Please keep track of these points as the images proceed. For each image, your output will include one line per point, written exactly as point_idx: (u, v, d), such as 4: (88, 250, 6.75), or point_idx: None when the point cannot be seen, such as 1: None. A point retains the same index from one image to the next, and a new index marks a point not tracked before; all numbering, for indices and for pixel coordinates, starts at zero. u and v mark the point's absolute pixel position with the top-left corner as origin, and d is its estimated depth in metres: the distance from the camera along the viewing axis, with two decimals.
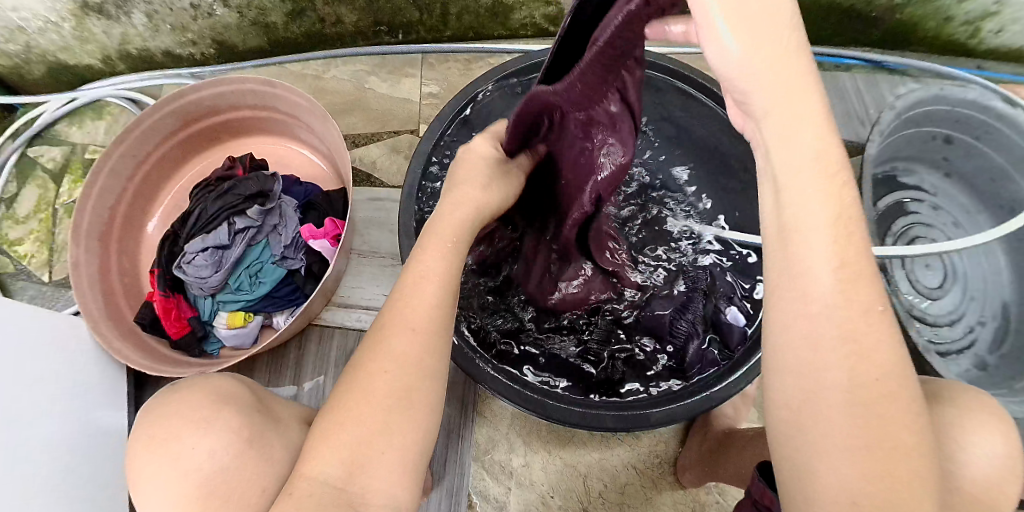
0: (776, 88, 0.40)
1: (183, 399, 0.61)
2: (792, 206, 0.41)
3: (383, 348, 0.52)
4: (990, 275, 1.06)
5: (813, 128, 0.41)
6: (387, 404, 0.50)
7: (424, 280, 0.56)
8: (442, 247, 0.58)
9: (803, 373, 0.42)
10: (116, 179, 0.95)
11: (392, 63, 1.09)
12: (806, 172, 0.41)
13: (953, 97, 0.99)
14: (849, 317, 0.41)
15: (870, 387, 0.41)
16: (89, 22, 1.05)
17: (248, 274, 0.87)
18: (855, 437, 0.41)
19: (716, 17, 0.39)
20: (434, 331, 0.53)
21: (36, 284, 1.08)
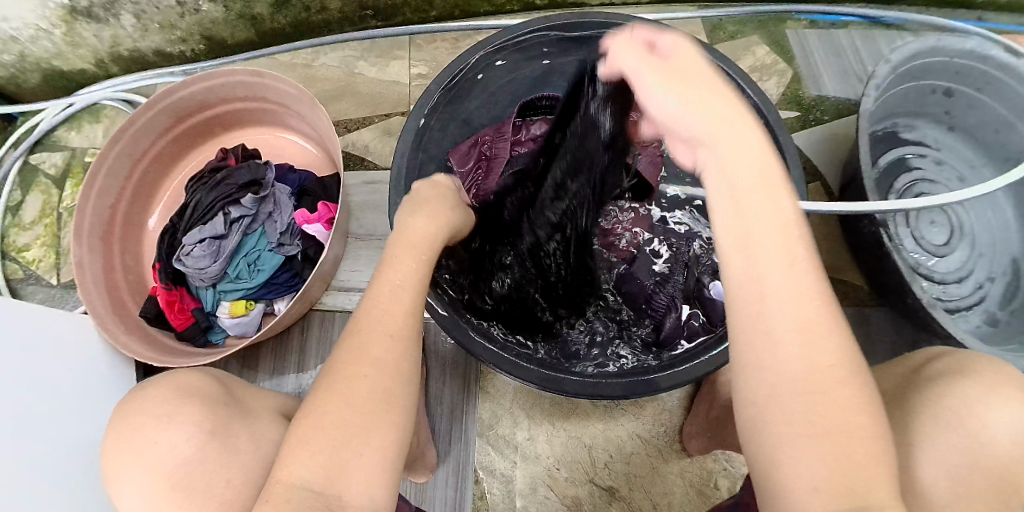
0: (712, 120, 0.48)
1: (153, 394, 0.63)
2: (739, 205, 0.46)
3: (359, 356, 0.52)
4: (997, 229, 1.05)
5: (752, 149, 0.47)
6: (366, 402, 0.50)
7: (399, 289, 0.57)
8: (416, 260, 0.61)
9: (763, 366, 0.43)
10: (114, 178, 0.96)
11: (381, 47, 1.09)
12: (744, 161, 0.47)
13: (952, 48, 0.95)
14: (804, 318, 0.42)
15: (821, 377, 0.42)
16: (79, 27, 1.06)
17: (247, 262, 0.88)
18: (808, 422, 0.41)
19: (658, 86, 0.50)
20: (408, 337, 0.55)
21: (45, 287, 1.10)
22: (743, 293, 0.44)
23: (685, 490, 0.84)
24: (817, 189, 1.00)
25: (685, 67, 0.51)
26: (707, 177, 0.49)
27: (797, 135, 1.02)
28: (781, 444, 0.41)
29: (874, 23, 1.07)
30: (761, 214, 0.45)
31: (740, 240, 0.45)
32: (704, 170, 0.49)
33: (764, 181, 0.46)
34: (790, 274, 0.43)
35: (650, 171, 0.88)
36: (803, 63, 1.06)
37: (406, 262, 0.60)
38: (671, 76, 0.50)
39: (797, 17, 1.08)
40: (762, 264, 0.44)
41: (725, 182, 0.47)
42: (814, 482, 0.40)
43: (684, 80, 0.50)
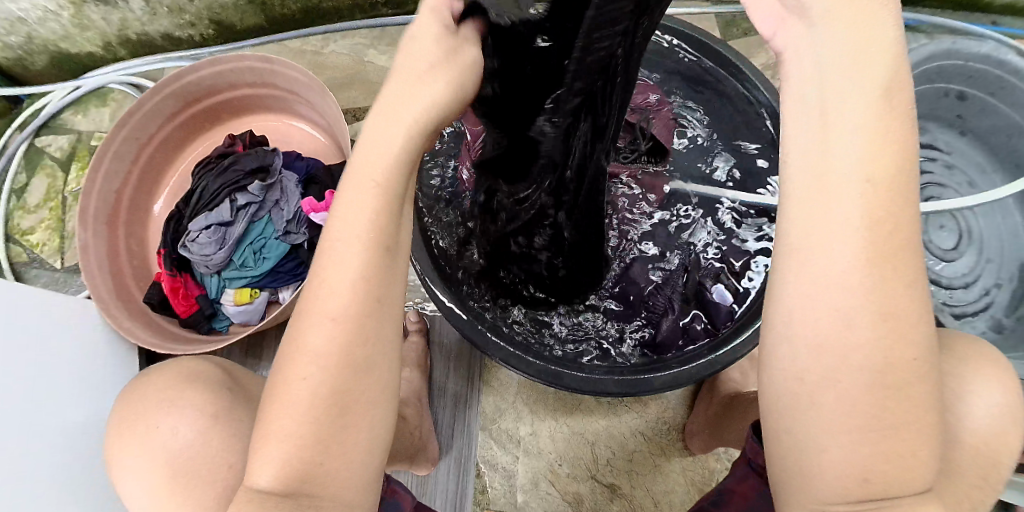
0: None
1: (155, 380, 0.62)
2: (831, 135, 0.32)
3: (299, 343, 0.38)
4: (1006, 235, 1.04)
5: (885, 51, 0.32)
6: (323, 407, 0.38)
7: (347, 248, 0.37)
8: (374, 195, 0.38)
9: (824, 353, 0.33)
10: (120, 163, 0.96)
11: (391, 36, 1.08)
12: (874, 70, 0.32)
13: (967, 51, 0.96)
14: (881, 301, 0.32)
15: (896, 369, 0.33)
16: (87, 9, 1.05)
17: (252, 249, 0.87)
18: (866, 429, 0.34)
19: None
20: (370, 316, 0.38)
21: (49, 270, 1.09)
22: (800, 240, 0.33)
23: (686, 488, 0.84)
24: None
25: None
26: (790, 61, 0.34)
27: None
28: (820, 434, 0.34)
29: None
30: (846, 147, 0.32)
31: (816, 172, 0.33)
32: (791, 52, 0.34)
33: (875, 91, 0.32)
34: (867, 230, 0.32)
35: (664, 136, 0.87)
36: None
37: (360, 204, 0.37)
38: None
39: None
40: (833, 226, 0.32)
41: (817, 75, 0.33)
42: (852, 479, 0.34)
43: None
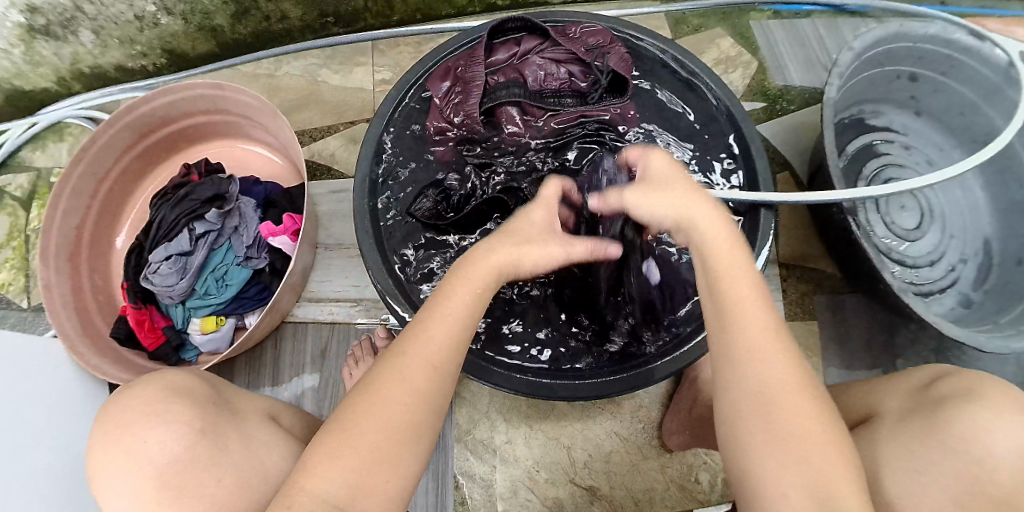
0: (655, 202, 0.59)
1: (143, 390, 0.60)
2: (683, 220, 0.57)
3: (392, 381, 0.50)
4: (968, 212, 1.05)
5: (703, 212, 0.57)
6: (393, 431, 0.49)
7: (445, 317, 0.54)
8: (472, 286, 0.56)
9: (737, 383, 0.50)
10: (78, 198, 0.95)
11: (344, 53, 1.08)
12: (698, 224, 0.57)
13: (915, 34, 0.95)
14: (753, 342, 0.50)
15: (773, 396, 0.48)
16: (38, 45, 1.04)
17: (216, 277, 0.86)
18: (767, 436, 0.47)
19: (631, 198, 0.60)
20: (447, 369, 0.53)
21: (15, 311, 1.08)
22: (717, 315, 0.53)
23: (666, 485, 0.84)
24: (787, 179, 0.99)
25: (661, 177, 0.61)
26: (636, 207, 0.60)
27: (764, 126, 1.02)
28: (750, 451, 0.48)
29: (837, 11, 1.08)
30: (704, 237, 0.56)
31: (706, 263, 0.55)
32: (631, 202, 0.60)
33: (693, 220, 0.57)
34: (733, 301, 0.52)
35: (623, 65, 0.81)
36: (767, 53, 1.06)
37: (461, 291, 0.56)
38: (652, 189, 0.59)
39: (760, 8, 1.07)
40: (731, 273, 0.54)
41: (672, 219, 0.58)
42: (786, 487, 0.45)
43: (655, 190, 0.59)
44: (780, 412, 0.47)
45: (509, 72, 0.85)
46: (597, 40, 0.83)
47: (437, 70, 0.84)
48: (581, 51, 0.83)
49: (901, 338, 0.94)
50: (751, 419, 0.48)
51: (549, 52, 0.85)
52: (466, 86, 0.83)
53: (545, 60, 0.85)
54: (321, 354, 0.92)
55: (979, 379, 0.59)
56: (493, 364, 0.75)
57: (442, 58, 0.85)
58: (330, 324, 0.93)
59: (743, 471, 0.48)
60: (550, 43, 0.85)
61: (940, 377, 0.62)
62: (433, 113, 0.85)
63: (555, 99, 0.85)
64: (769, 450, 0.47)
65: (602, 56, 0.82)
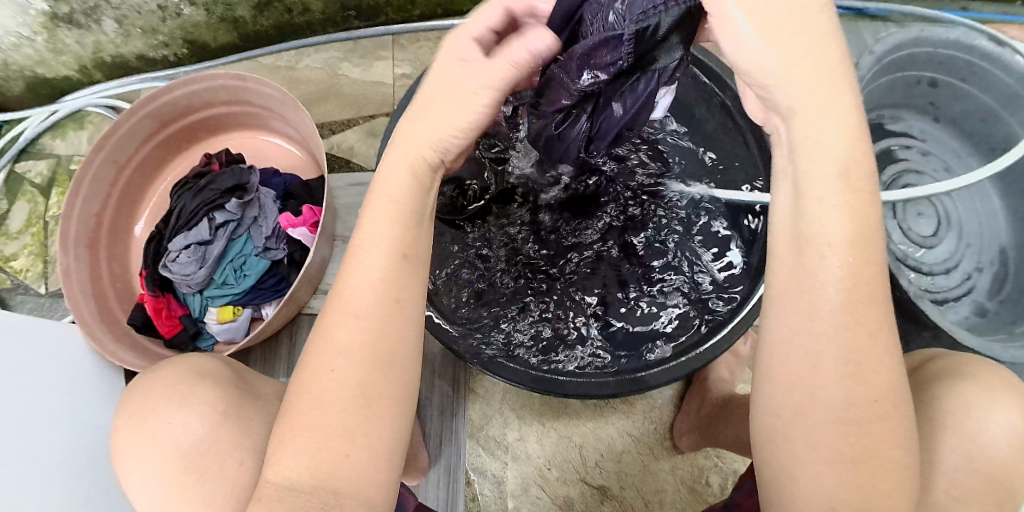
0: (779, 47, 0.43)
1: (167, 374, 0.60)
2: (809, 117, 0.44)
3: (329, 341, 0.49)
4: (985, 219, 1.04)
5: (840, 109, 0.44)
6: (348, 402, 0.48)
7: (362, 254, 0.50)
8: (385, 214, 0.51)
9: (801, 387, 0.45)
10: (99, 186, 0.96)
11: (365, 47, 1.08)
12: (835, 141, 0.43)
13: (935, 39, 0.94)
14: (852, 342, 0.44)
15: (862, 408, 0.44)
16: (61, 33, 1.05)
17: (234, 267, 0.87)
18: (835, 450, 0.44)
19: (743, 23, 0.44)
20: (379, 315, 0.49)
21: (33, 297, 1.09)
22: (787, 289, 0.46)
23: (676, 487, 0.85)
24: None
25: (796, 9, 0.43)
26: (733, 45, 0.45)
27: None
28: (801, 466, 0.45)
29: (858, 15, 1.08)
30: (836, 144, 0.43)
31: (796, 178, 0.45)
32: (725, 24, 0.45)
33: (841, 123, 0.44)
34: (846, 281, 0.43)
35: None
36: None
37: (381, 224, 0.50)
38: (766, 14, 0.43)
39: None
40: (825, 229, 0.43)
41: (783, 76, 0.44)
42: (831, 499, 0.44)
43: (784, 29, 0.43)
44: (866, 435, 0.44)
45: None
46: None
47: None
48: None
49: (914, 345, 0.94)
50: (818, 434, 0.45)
51: None
52: None
53: None
54: None
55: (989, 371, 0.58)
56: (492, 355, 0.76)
57: None
58: None
59: (788, 481, 0.46)
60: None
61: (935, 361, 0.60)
62: None
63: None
64: (823, 461, 0.44)
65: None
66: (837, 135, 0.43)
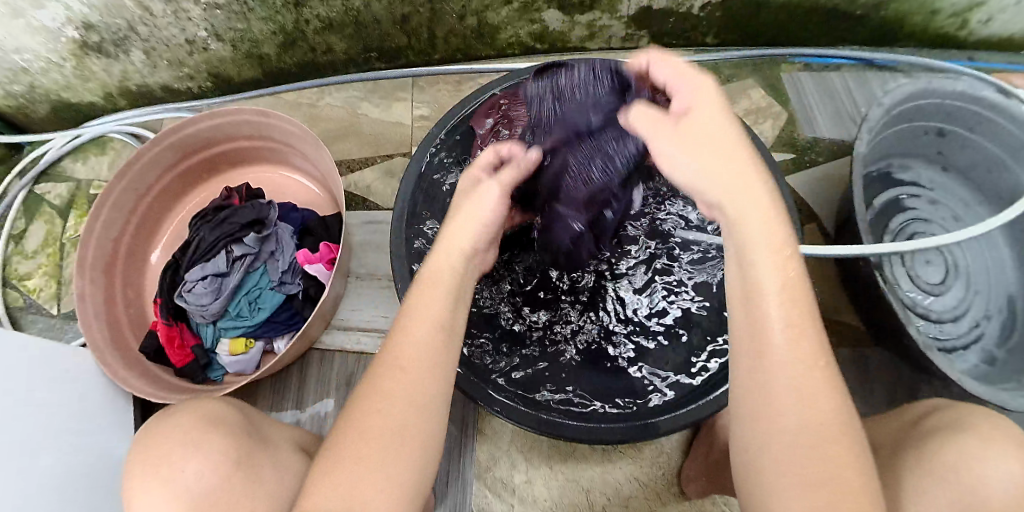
0: (698, 156, 0.52)
1: (178, 421, 0.61)
2: (737, 204, 0.50)
3: (376, 387, 0.53)
4: (993, 268, 1.05)
5: (760, 204, 0.50)
6: (381, 438, 0.51)
7: (419, 318, 0.56)
8: (441, 287, 0.58)
9: (767, 419, 0.48)
10: (119, 212, 0.97)
11: (385, 87, 1.11)
12: (757, 229, 0.49)
13: (944, 90, 0.95)
14: (800, 379, 0.47)
15: (824, 441, 0.46)
16: (89, 61, 1.08)
17: (248, 300, 0.88)
18: (800, 478, 0.46)
19: (669, 148, 0.54)
20: (424, 366, 0.54)
21: (45, 317, 1.10)
22: (744, 339, 0.50)
23: None
24: (814, 231, 1.00)
25: (703, 126, 0.53)
26: (667, 165, 0.54)
27: (792, 178, 1.03)
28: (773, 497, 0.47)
29: (867, 65, 1.08)
30: (757, 230, 0.49)
31: (738, 253, 0.50)
32: (661, 155, 0.55)
33: (764, 218, 0.50)
34: (788, 327, 0.48)
35: None
36: (798, 106, 1.07)
37: (434, 297, 0.57)
38: (683, 136, 0.53)
39: (791, 60, 1.09)
40: (763, 283, 0.48)
41: (710, 183, 0.51)
42: None
43: (697, 146, 0.52)
44: (825, 463, 0.46)
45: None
46: None
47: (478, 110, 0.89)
48: None
49: (924, 394, 0.93)
50: (783, 458, 0.47)
51: None
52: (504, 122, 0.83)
53: None
54: (346, 383, 0.92)
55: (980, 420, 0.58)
56: (500, 395, 0.75)
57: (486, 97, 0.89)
58: (357, 353, 0.94)
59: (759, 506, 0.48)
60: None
61: (928, 414, 0.60)
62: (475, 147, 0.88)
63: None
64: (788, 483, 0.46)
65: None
66: (758, 225, 0.49)
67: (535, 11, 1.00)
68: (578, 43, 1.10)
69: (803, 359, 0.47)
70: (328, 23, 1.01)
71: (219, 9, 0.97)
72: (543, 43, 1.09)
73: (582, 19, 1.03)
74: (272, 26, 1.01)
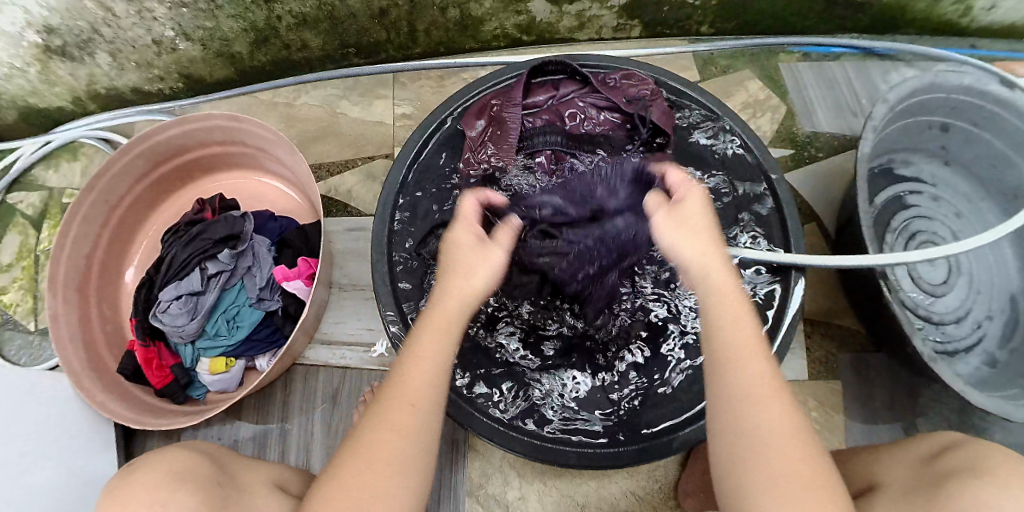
0: (684, 232, 0.56)
1: (139, 478, 0.57)
2: (705, 259, 0.54)
3: (381, 424, 0.52)
4: (996, 271, 1.01)
5: (713, 257, 0.54)
6: (388, 469, 0.51)
7: (424, 356, 0.54)
8: (443, 326, 0.55)
9: (733, 424, 0.50)
10: (90, 226, 0.93)
11: (364, 85, 1.07)
12: (715, 274, 0.54)
13: (950, 84, 0.91)
14: (755, 386, 0.50)
15: (786, 442, 0.48)
16: (54, 65, 1.02)
17: (226, 318, 0.84)
18: (769, 479, 0.47)
19: (665, 227, 0.57)
20: (430, 405, 0.53)
21: (22, 333, 1.07)
22: (714, 364, 0.52)
23: None
24: (814, 230, 0.96)
25: (691, 214, 0.57)
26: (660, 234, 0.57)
27: (790, 174, 0.99)
28: (748, 499, 0.48)
29: (865, 54, 1.04)
30: (711, 273, 0.54)
31: (703, 295, 0.54)
32: (660, 228, 0.57)
33: (723, 269, 0.54)
34: (739, 342, 0.52)
35: (664, 121, 0.80)
36: (796, 97, 1.03)
37: (436, 336, 0.55)
38: (679, 222, 0.56)
39: (790, 49, 1.04)
40: (725, 309, 0.53)
41: (699, 258, 0.54)
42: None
43: (687, 230, 0.56)
44: (789, 463, 0.48)
45: (547, 115, 0.84)
46: (641, 90, 0.82)
47: (471, 105, 0.85)
48: (622, 101, 0.81)
49: (925, 398, 0.90)
50: (750, 459, 0.48)
51: (590, 97, 0.83)
52: (499, 124, 0.82)
53: (587, 104, 0.83)
54: (332, 399, 0.90)
55: (989, 450, 0.57)
56: (486, 418, 0.73)
57: (478, 94, 0.86)
58: (342, 369, 0.91)
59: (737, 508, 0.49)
60: (591, 90, 0.83)
61: (948, 448, 0.59)
62: (467, 148, 0.84)
63: (589, 146, 0.81)
64: (763, 483, 0.47)
65: (645, 109, 0.80)
66: (715, 271, 0.54)
67: (520, 2, 0.95)
68: (566, 34, 1.04)
69: (762, 370, 0.51)
70: (301, 19, 0.96)
71: (186, 7, 0.92)
72: (529, 35, 1.04)
73: (570, 10, 0.98)
74: (243, 23, 0.96)
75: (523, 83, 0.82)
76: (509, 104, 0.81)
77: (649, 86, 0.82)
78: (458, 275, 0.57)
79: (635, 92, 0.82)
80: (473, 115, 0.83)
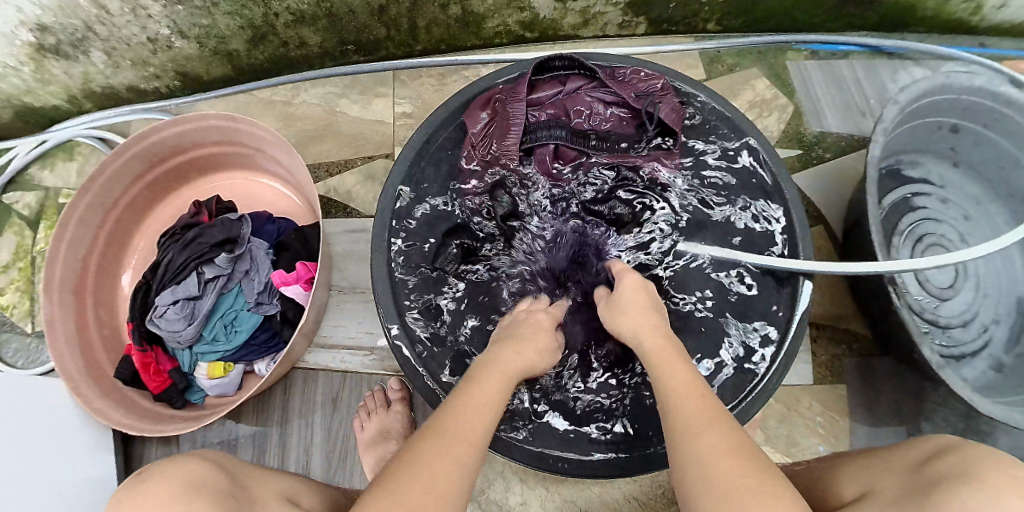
0: (628, 313, 0.68)
1: (154, 489, 0.55)
2: (644, 331, 0.65)
3: (433, 453, 0.52)
4: (1005, 273, 1.00)
5: (654, 327, 0.65)
6: (432, 495, 0.49)
7: (485, 404, 0.58)
8: (502, 380, 0.61)
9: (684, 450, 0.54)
10: (85, 229, 0.92)
11: (363, 83, 1.05)
12: (652, 337, 0.64)
13: (961, 85, 0.89)
14: (697, 418, 0.55)
15: (737, 461, 0.51)
16: (48, 64, 1.00)
17: (224, 323, 0.83)
18: (718, 497, 0.50)
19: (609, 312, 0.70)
20: (482, 445, 0.55)
21: (20, 335, 1.06)
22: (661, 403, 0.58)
23: None
24: (821, 232, 0.95)
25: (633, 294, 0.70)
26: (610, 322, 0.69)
27: (797, 175, 0.97)
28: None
29: (874, 53, 1.02)
30: (650, 337, 0.64)
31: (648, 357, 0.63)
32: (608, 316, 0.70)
33: (664, 336, 0.64)
34: (679, 386, 0.58)
35: (672, 119, 0.79)
36: (804, 96, 1.01)
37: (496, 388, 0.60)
38: (621, 306, 0.69)
39: (797, 47, 1.02)
40: (666, 363, 0.61)
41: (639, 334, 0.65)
42: None
43: (625, 309, 0.68)
44: (730, 486, 0.50)
45: (551, 110, 0.82)
46: (649, 86, 0.80)
47: (475, 102, 0.82)
48: (630, 96, 0.80)
49: (931, 402, 0.88)
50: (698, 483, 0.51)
51: (597, 92, 0.82)
52: (503, 120, 0.80)
53: (594, 99, 0.82)
54: (331, 403, 0.89)
55: (986, 455, 0.54)
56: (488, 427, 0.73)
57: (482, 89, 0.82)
58: (342, 372, 0.90)
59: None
60: (597, 84, 0.82)
61: (942, 452, 0.57)
62: (468, 144, 0.82)
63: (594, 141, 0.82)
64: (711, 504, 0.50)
65: (654, 105, 0.79)
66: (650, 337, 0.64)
67: None
68: (569, 31, 1.02)
69: (704, 405, 0.56)
70: (299, 16, 0.94)
71: (181, 5, 0.90)
72: (532, 32, 1.02)
73: (574, 6, 0.96)
74: (239, 21, 0.94)
75: (528, 79, 0.80)
76: (514, 99, 0.79)
77: (659, 83, 0.81)
78: (522, 342, 0.67)
79: (643, 89, 0.80)
80: (477, 108, 0.81)
